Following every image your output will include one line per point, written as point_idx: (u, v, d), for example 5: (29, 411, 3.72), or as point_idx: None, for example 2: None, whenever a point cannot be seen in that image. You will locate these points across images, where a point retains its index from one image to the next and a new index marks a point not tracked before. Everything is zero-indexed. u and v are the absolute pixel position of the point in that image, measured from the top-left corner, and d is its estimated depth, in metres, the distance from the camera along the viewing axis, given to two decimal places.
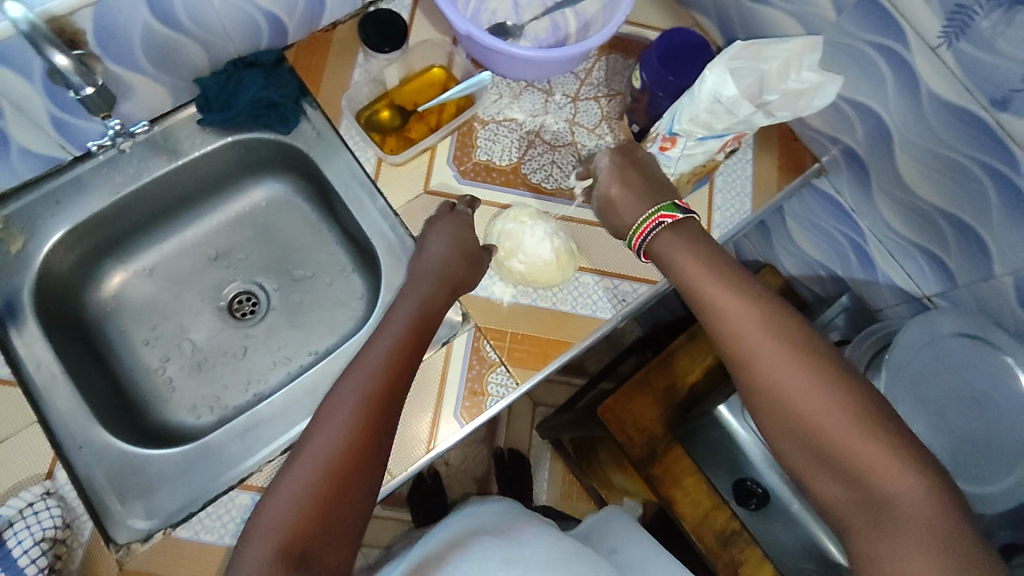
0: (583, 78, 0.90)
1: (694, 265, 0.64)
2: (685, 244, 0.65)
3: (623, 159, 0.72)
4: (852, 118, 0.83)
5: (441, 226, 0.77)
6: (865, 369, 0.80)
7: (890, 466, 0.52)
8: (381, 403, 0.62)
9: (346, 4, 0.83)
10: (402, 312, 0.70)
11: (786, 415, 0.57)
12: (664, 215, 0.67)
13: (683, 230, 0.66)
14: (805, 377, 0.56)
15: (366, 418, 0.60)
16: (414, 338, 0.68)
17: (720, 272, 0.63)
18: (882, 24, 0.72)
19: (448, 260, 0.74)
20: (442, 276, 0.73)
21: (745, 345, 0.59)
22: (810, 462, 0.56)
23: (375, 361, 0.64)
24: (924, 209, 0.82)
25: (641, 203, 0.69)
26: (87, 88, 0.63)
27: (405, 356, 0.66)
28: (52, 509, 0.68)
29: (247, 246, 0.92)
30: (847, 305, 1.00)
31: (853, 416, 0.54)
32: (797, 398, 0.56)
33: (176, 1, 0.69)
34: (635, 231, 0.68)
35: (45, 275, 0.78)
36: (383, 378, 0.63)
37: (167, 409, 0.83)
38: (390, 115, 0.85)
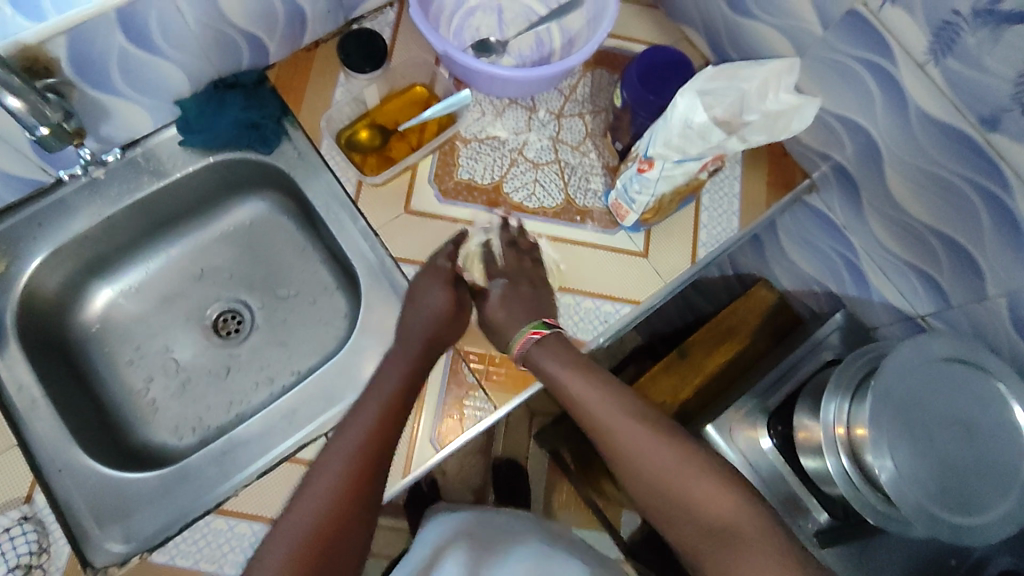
0: (568, 94, 0.89)
1: (557, 360, 0.73)
2: (554, 346, 0.74)
3: (510, 287, 0.78)
4: (841, 134, 0.81)
5: (422, 282, 0.77)
6: (852, 394, 0.78)
7: (722, 500, 0.63)
8: (375, 451, 0.68)
9: (327, 22, 0.83)
10: (391, 373, 0.73)
11: (640, 476, 0.66)
12: (533, 334, 0.74)
13: (549, 343, 0.74)
14: (652, 442, 0.67)
15: (360, 467, 0.66)
16: (403, 398, 0.72)
17: (577, 363, 0.72)
18: (868, 39, 0.70)
19: (433, 314, 0.75)
20: (430, 334, 0.74)
21: (606, 419, 0.69)
22: (663, 506, 0.66)
23: (364, 421, 0.69)
24: (915, 227, 0.80)
25: (524, 312, 0.76)
26: (43, 129, 0.64)
27: (394, 416, 0.71)
28: (28, 535, 0.68)
29: (232, 265, 0.92)
30: (840, 323, 0.97)
31: (688, 465, 0.65)
32: (649, 463, 0.66)
33: (151, 25, 0.69)
34: (515, 344, 0.74)
35: (28, 297, 0.78)
36: (377, 426, 0.69)
37: (150, 429, 0.84)
38: (370, 135, 0.84)
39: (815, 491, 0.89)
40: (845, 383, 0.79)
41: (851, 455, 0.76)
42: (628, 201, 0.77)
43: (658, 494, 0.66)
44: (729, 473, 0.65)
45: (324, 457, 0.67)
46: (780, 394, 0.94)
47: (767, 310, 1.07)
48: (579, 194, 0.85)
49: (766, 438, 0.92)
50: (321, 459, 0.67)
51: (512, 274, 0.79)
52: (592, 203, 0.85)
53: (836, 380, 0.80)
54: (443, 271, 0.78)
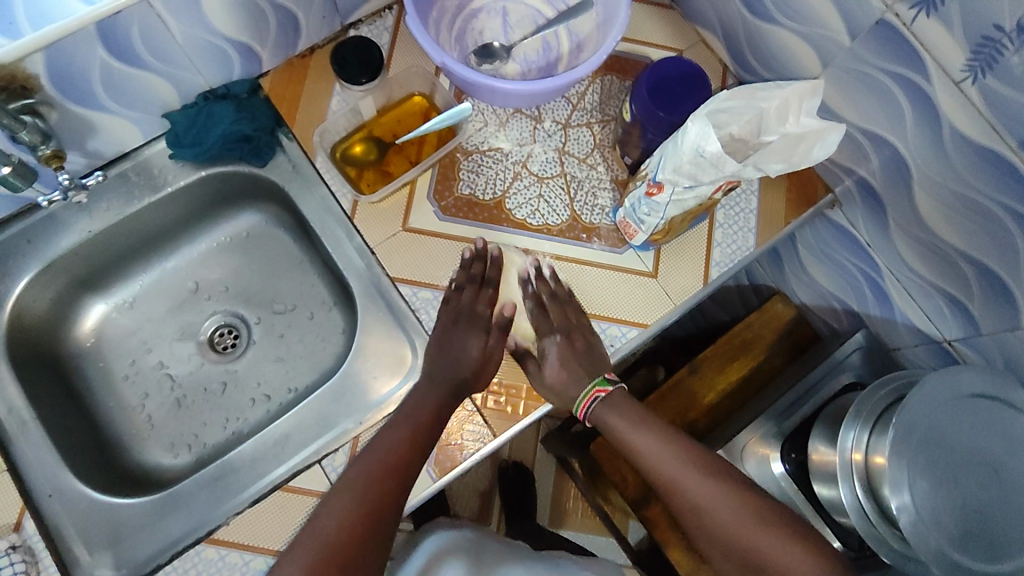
0: (576, 103, 0.84)
1: (620, 416, 0.73)
2: (619, 409, 0.74)
3: (567, 344, 0.74)
4: (867, 148, 0.76)
5: (455, 330, 0.74)
6: (872, 429, 0.73)
7: (799, 558, 0.62)
8: (388, 480, 0.65)
9: (323, 27, 0.79)
10: (419, 403, 0.70)
11: (713, 534, 0.66)
12: (599, 390, 0.74)
13: (613, 401, 0.74)
14: (723, 499, 0.66)
15: (372, 497, 0.64)
16: (429, 430, 0.69)
17: (641, 420, 0.73)
18: (899, 51, 0.65)
19: (461, 363, 0.72)
20: (457, 379, 0.72)
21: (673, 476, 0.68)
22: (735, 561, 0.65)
23: (388, 443, 0.67)
24: (944, 249, 0.75)
25: (580, 369, 0.74)
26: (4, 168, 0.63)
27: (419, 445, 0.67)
28: (16, 565, 0.66)
29: (229, 278, 0.90)
30: (861, 343, 0.93)
31: (760, 519, 0.65)
32: (721, 522, 0.65)
33: (134, 38, 0.65)
34: (579, 408, 0.74)
35: (18, 316, 0.77)
36: (392, 457, 0.66)
37: (144, 447, 0.83)
38: (366, 148, 0.81)
39: (828, 519, 0.87)
40: (866, 410, 0.75)
41: (866, 482, 0.72)
42: (636, 220, 0.72)
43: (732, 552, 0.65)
44: (802, 529, 0.65)
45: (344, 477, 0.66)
46: (795, 419, 0.91)
47: (785, 324, 1.03)
48: (585, 210, 0.80)
49: (778, 462, 0.90)
50: (342, 479, 0.66)
51: (563, 328, 0.75)
52: (599, 219, 0.80)
53: (859, 406, 0.75)
54: (480, 317, 0.75)
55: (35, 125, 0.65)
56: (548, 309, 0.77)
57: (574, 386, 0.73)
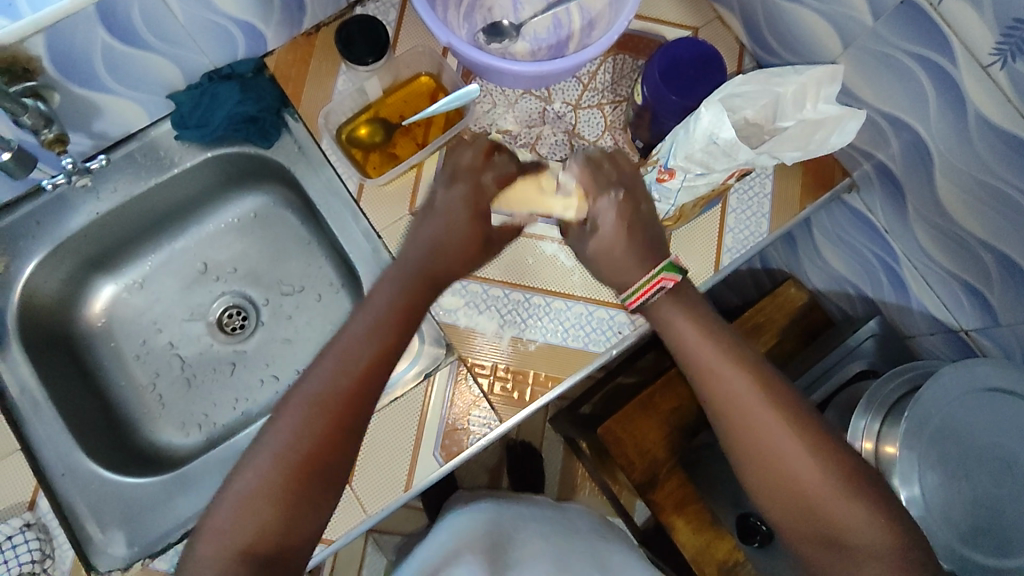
0: (587, 82, 0.82)
1: (700, 330, 0.61)
2: (684, 314, 0.62)
3: (628, 203, 0.62)
4: (887, 132, 0.73)
5: (450, 205, 0.63)
6: (884, 419, 0.72)
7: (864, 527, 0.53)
8: (354, 398, 0.54)
9: (329, 4, 0.77)
10: (373, 305, 0.59)
11: (772, 475, 0.56)
12: (667, 277, 0.62)
13: (680, 297, 0.62)
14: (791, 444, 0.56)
15: (334, 417, 0.54)
16: (398, 338, 0.58)
17: (716, 338, 0.60)
18: (924, 32, 0.62)
19: (445, 247, 0.62)
20: (434, 264, 0.61)
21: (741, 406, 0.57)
22: (780, 506, 0.56)
23: (346, 361, 0.55)
24: (963, 237, 0.72)
25: (645, 251, 0.62)
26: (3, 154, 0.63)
27: (381, 359, 0.56)
28: (30, 542, 0.68)
29: (236, 259, 0.90)
30: (874, 330, 0.91)
31: (835, 476, 0.55)
32: (785, 467, 0.55)
33: (135, 18, 0.64)
34: (634, 293, 0.63)
35: (29, 298, 0.77)
36: (356, 370, 0.55)
37: (156, 426, 0.83)
38: (372, 130, 0.79)
39: None
40: (879, 398, 0.74)
41: (874, 472, 0.71)
42: None
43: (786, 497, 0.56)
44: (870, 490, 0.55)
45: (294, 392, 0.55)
46: (807, 405, 0.89)
47: (798, 309, 1.01)
48: None
49: None
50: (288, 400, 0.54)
51: (624, 187, 0.63)
52: None
53: (871, 395, 0.74)
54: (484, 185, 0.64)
55: (36, 108, 0.64)
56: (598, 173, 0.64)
57: (632, 265, 0.62)
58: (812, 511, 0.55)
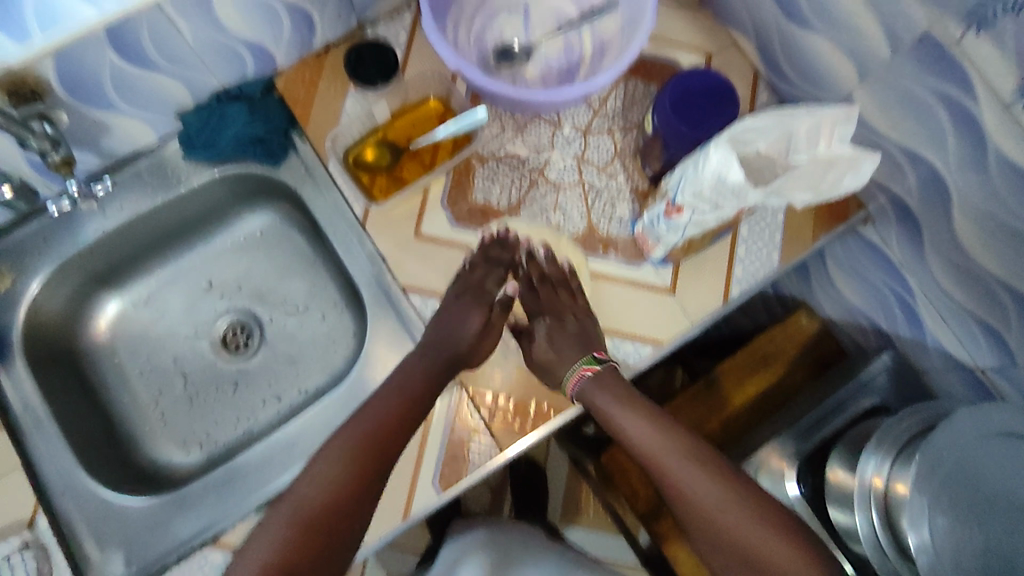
0: (597, 108, 0.81)
1: (621, 404, 0.68)
2: (610, 390, 0.69)
3: (555, 324, 0.73)
4: (903, 164, 0.72)
5: (457, 305, 0.73)
6: (895, 460, 0.71)
7: (791, 553, 0.60)
8: (373, 454, 0.65)
9: (338, 26, 0.77)
10: (402, 378, 0.70)
11: (701, 519, 0.64)
12: (588, 368, 0.70)
13: (607, 378, 0.69)
14: (714, 490, 0.64)
15: (358, 467, 0.64)
16: (389, 437, 0.67)
17: (635, 403, 0.69)
18: (945, 67, 0.60)
19: (452, 340, 0.70)
20: (449, 355, 0.70)
21: (664, 461, 0.66)
22: (705, 542, 0.64)
23: (370, 417, 0.67)
24: (980, 274, 0.70)
25: (570, 349, 0.71)
26: (4, 187, 0.66)
27: (377, 453, 0.65)
28: (28, 561, 0.70)
29: (242, 276, 0.89)
30: (888, 364, 0.90)
31: (752, 512, 0.63)
32: (711, 509, 0.63)
33: (144, 41, 0.64)
34: (566, 386, 0.70)
35: (34, 314, 0.78)
36: (379, 432, 0.66)
37: (157, 444, 0.83)
38: (379, 153, 0.79)
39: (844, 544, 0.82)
40: (891, 438, 0.72)
41: (882, 512, 0.71)
42: (655, 235, 0.69)
43: (714, 538, 0.63)
44: (785, 517, 0.63)
45: (291, 494, 0.63)
46: (817, 439, 0.88)
47: (808, 340, 1.00)
48: (603, 221, 0.78)
49: (794, 483, 0.86)
50: (325, 450, 0.65)
51: (552, 309, 0.74)
52: (617, 231, 0.78)
53: (883, 433, 0.73)
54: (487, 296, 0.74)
55: (43, 132, 0.64)
56: (540, 290, 0.75)
57: (561, 364, 0.71)
58: (735, 544, 0.62)
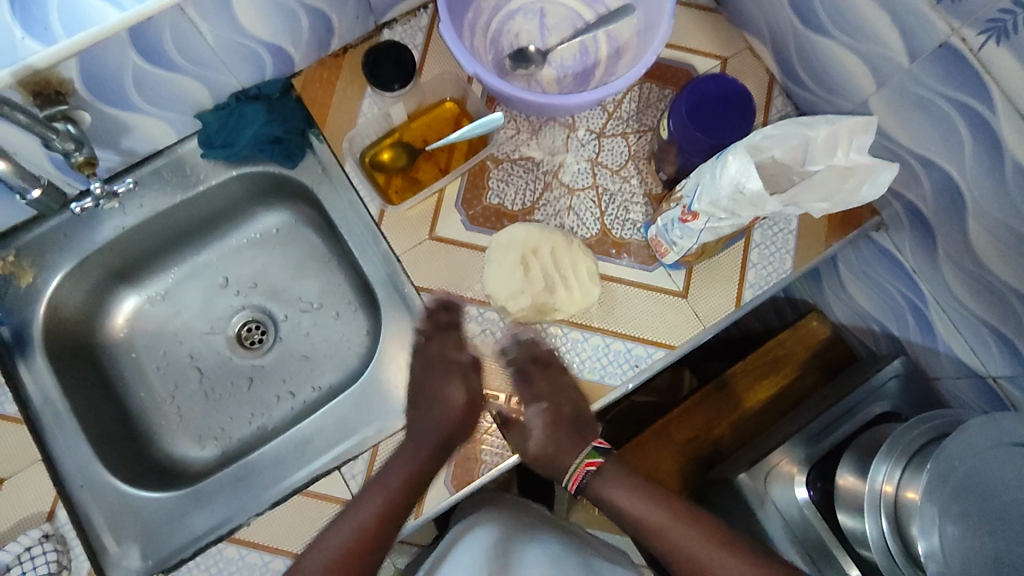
0: (612, 111, 0.82)
1: (629, 494, 0.77)
2: (620, 480, 0.78)
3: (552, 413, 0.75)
4: (918, 172, 0.72)
5: (431, 379, 0.76)
6: (907, 467, 0.71)
7: None
8: (356, 554, 0.68)
9: (357, 27, 0.77)
10: (388, 476, 0.71)
11: None
12: (590, 461, 0.78)
13: (608, 470, 0.78)
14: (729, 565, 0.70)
15: (344, 565, 0.68)
16: (368, 535, 0.68)
17: (647, 494, 0.77)
18: (962, 77, 0.60)
19: (444, 404, 0.74)
20: (442, 433, 0.73)
21: (688, 549, 0.72)
22: None
23: (361, 513, 0.69)
24: (995, 285, 0.70)
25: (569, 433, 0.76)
26: (33, 191, 0.63)
27: (358, 554, 0.68)
28: (48, 554, 0.68)
29: (257, 273, 0.90)
30: (899, 371, 0.89)
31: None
32: None
33: (166, 42, 0.65)
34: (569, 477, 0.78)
35: (54, 309, 0.79)
36: (361, 540, 0.68)
37: (173, 438, 0.84)
38: (395, 154, 0.80)
39: (851, 550, 0.82)
40: (901, 446, 0.72)
41: (893, 519, 0.71)
42: (668, 241, 0.70)
43: None
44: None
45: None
46: (827, 443, 0.86)
47: (818, 344, 1.00)
48: (616, 225, 0.78)
49: (802, 488, 0.86)
50: (318, 542, 0.69)
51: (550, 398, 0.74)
52: (630, 235, 0.78)
53: (893, 441, 0.73)
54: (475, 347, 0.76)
55: (66, 131, 0.65)
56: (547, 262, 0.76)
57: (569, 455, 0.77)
58: None
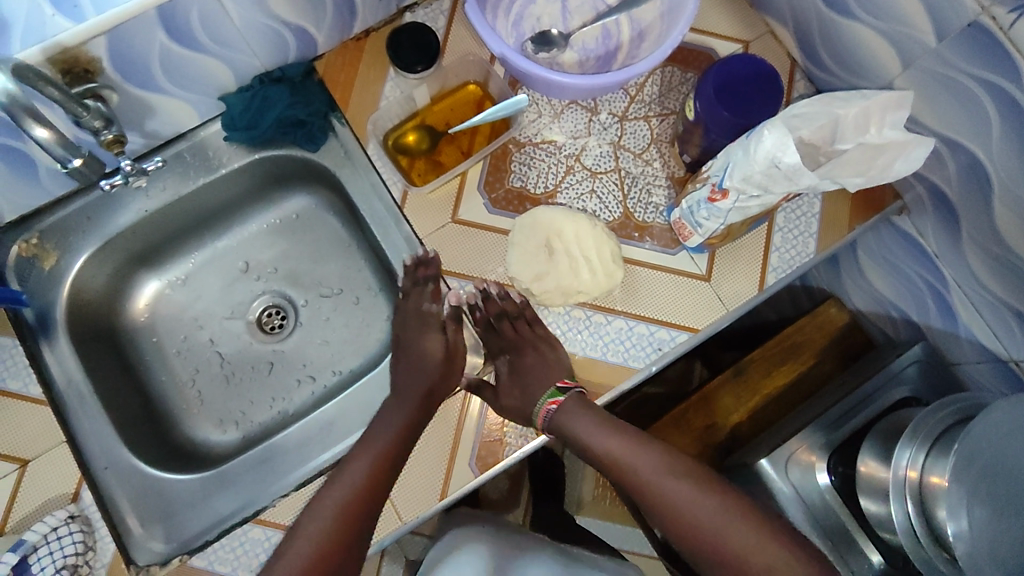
0: (634, 94, 0.82)
1: (591, 427, 0.74)
2: (580, 414, 0.74)
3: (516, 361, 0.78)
4: (943, 154, 0.72)
5: (410, 332, 0.78)
6: (933, 446, 0.71)
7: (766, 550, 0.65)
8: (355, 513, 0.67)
9: (380, 10, 0.77)
10: (380, 431, 0.71)
11: (685, 526, 0.69)
12: (552, 402, 0.74)
13: (569, 406, 0.74)
14: (694, 499, 0.69)
15: (339, 524, 0.66)
16: (368, 492, 0.68)
17: (606, 424, 0.74)
18: (992, 55, 0.60)
19: (423, 356, 0.76)
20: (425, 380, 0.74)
21: (648, 481, 0.71)
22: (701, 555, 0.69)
23: (355, 471, 0.69)
24: (1020, 267, 0.70)
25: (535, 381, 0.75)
26: (74, 161, 0.59)
27: (356, 513, 0.67)
28: (75, 535, 0.69)
29: (277, 258, 0.90)
30: (919, 356, 0.88)
31: (727, 510, 0.68)
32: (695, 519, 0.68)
33: (193, 21, 0.65)
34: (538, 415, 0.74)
35: (77, 292, 0.79)
36: (355, 498, 0.67)
37: (194, 423, 0.84)
38: (419, 137, 0.80)
39: (872, 533, 0.82)
40: (925, 429, 0.72)
41: (917, 501, 0.71)
42: (693, 223, 0.70)
43: (705, 544, 0.68)
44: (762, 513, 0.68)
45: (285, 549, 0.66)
46: (848, 429, 0.86)
47: (836, 330, 1.00)
48: (639, 208, 0.78)
49: (824, 473, 0.85)
50: (315, 502, 0.68)
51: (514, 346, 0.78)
52: (652, 218, 0.78)
53: (917, 424, 0.73)
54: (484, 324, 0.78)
55: (97, 110, 0.65)
56: (565, 238, 0.76)
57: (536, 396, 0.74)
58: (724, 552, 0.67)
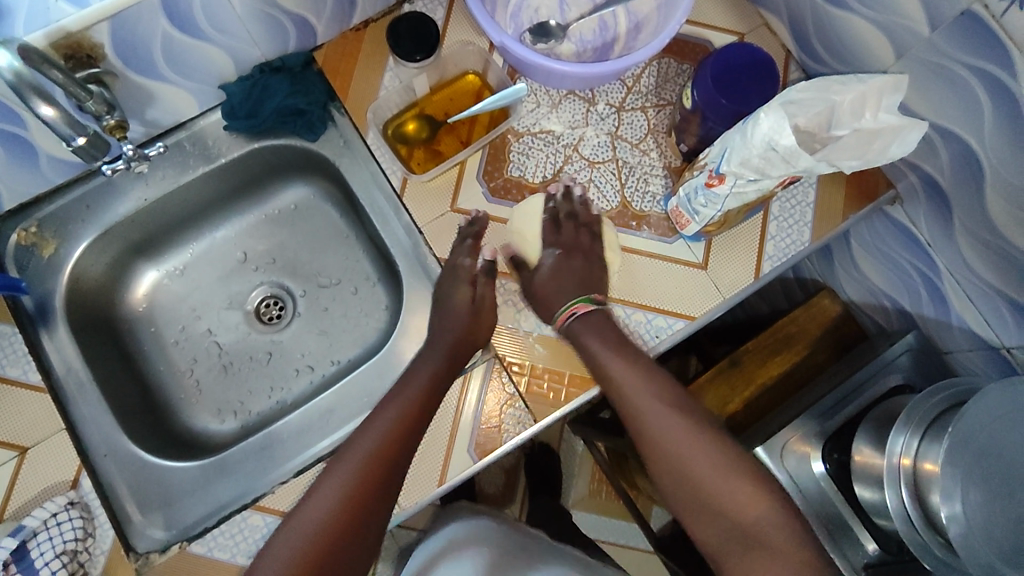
0: (631, 85, 0.82)
1: (603, 346, 0.70)
2: (596, 330, 0.71)
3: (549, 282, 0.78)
4: (936, 143, 0.73)
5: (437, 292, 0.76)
6: (928, 430, 0.72)
7: (756, 499, 0.60)
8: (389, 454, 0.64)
9: (379, 0, 0.78)
10: (410, 382, 0.71)
11: (672, 462, 0.64)
12: (580, 306, 0.73)
13: (591, 318, 0.72)
14: (692, 438, 0.64)
15: (372, 465, 0.63)
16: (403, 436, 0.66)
17: (616, 343, 0.70)
18: (983, 43, 0.62)
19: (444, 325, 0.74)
20: (440, 360, 0.72)
21: (645, 409, 0.66)
22: (675, 492, 0.64)
23: (386, 415, 0.67)
24: (1011, 253, 0.71)
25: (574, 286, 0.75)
26: (79, 139, 0.60)
27: (390, 456, 0.64)
28: (74, 520, 0.68)
29: (274, 249, 0.90)
30: (912, 344, 0.89)
31: (722, 460, 0.62)
32: (684, 457, 0.63)
33: (194, 7, 0.65)
34: (556, 317, 0.73)
35: (75, 280, 0.79)
36: (387, 438, 0.65)
37: (192, 413, 0.84)
38: (418, 126, 0.81)
39: (867, 521, 0.83)
40: (919, 414, 0.73)
41: (912, 488, 0.71)
42: (690, 211, 0.71)
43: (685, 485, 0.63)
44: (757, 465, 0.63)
45: (312, 494, 0.62)
46: (842, 416, 0.86)
47: (830, 320, 1.00)
48: (636, 197, 0.79)
49: (819, 461, 0.85)
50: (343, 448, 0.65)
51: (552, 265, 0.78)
52: (649, 207, 0.79)
53: (911, 410, 0.74)
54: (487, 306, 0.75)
55: (100, 95, 0.65)
56: (562, 227, 0.78)
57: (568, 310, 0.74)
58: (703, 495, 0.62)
